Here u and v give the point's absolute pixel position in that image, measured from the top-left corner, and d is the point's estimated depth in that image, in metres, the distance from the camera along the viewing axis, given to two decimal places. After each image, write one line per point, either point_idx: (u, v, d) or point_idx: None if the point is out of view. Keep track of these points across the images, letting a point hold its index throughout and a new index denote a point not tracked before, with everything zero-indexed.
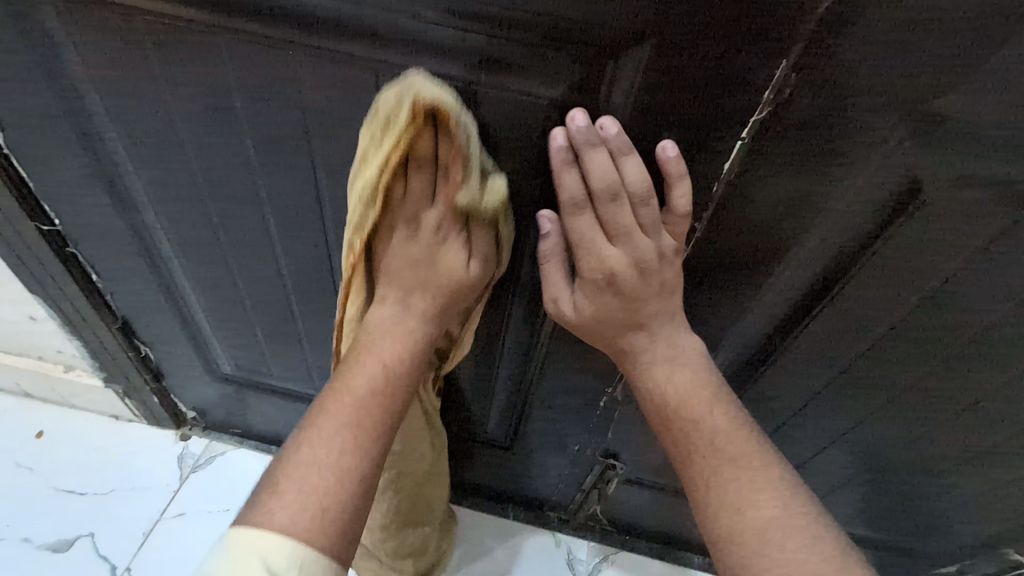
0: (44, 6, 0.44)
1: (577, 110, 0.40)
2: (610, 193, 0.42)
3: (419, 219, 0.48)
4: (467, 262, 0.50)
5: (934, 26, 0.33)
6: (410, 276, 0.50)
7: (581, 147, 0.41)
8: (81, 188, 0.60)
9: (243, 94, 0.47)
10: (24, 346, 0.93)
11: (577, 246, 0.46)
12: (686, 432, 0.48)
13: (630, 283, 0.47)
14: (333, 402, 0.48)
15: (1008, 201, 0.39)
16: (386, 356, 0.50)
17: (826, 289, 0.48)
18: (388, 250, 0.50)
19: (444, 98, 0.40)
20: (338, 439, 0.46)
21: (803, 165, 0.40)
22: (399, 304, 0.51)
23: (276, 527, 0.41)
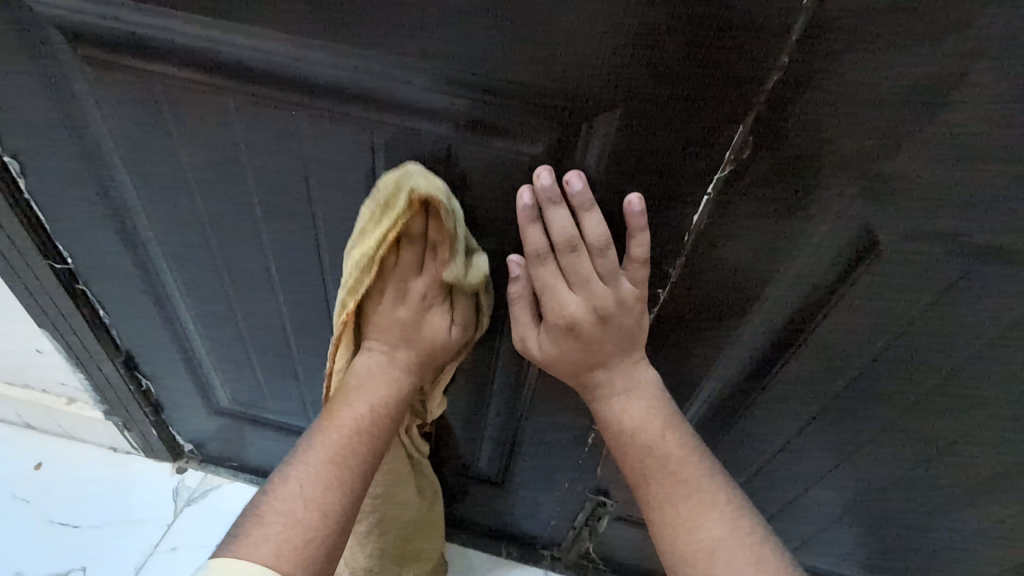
0: (72, 69, 0.48)
1: (543, 167, 0.43)
2: (569, 245, 0.45)
3: (406, 288, 0.51)
4: (450, 326, 0.54)
5: (873, 97, 0.36)
6: (397, 335, 0.53)
7: (543, 203, 0.44)
8: (95, 229, 0.63)
9: (249, 148, 0.51)
10: (28, 378, 0.95)
11: (541, 292, 0.49)
12: (642, 458, 0.52)
13: (589, 328, 0.49)
14: (320, 437, 0.51)
15: (959, 253, 0.42)
16: (374, 400, 0.53)
17: (799, 331, 0.51)
18: (376, 310, 0.53)
19: (443, 193, 0.44)
20: (322, 473, 0.49)
21: (766, 217, 0.43)
22: (387, 356, 0.54)
23: (260, 558, 0.44)
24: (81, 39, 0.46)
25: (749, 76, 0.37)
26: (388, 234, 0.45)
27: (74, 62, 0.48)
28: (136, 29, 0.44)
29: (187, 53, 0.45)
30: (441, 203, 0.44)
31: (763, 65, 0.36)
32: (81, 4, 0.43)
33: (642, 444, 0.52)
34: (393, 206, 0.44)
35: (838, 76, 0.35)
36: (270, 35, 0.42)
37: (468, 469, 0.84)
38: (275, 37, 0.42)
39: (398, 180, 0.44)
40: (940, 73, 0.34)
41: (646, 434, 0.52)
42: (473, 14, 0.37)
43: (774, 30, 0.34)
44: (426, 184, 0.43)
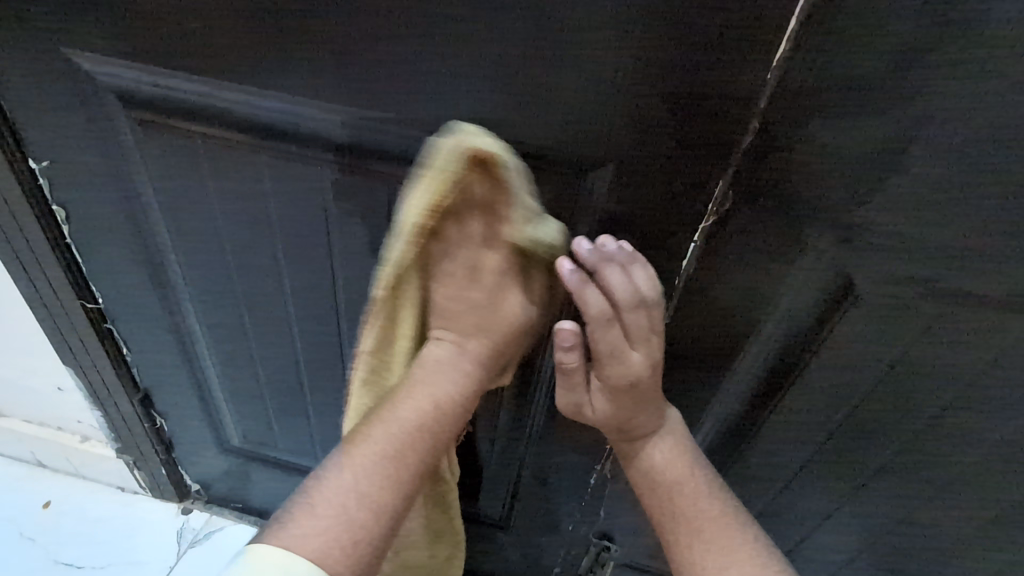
0: (124, 129, 0.54)
1: (580, 239, 0.47)
2: (630, 305, 0.47)
3: (477, 263, 0.51)
4: (524, 305, 0.53)
5: (840, 155, 0.40)
6: (466, 320, 0.53)
7: (596, 266, 0.46)
8: (127, 272, 0.68)
9: (276, 198, 0.56)
10: (46, 415, 0.98)
11: (606, 355, 0.51)
12: (672, 493, 0.54)
13: (648, 379, 0.51)
14: (379, 428, 0.50)
15: (929, 298, 0.45)
16: (439, 395, 0.52)
17: (788, 372, 0.53)
18: (443, 294, 0.52)
19: (507, 157, 0.43)
20: (378, 472, 0.49)
21: (752, 262, 0.47)
22: (457, 344, 0.53)
23: (308, 553, 0.44)
24: (135, 104, 0.52)
25: (726, 136, 0.41)
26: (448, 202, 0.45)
27: (127, 123, 0.54)
28: (184, 96, 0.50)
29: (227, 115, 0.50)
30: (500, 163, 0.42)
31: (738, 127, 0.40)
32: (139, 73, 0.49)
33: (671, 478, 0.54)
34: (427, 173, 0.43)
35: (804, 139, 0.40)
36: (303, 101, 0.48)
37: (472, 512, 0.84)
38: (306, 103, 0.48)
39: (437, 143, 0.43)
40: (892, 138, 0.38)
41: (675, 469, 0.54)
42: (481, 85, 0.42)
43: (746, 98, 0.39)
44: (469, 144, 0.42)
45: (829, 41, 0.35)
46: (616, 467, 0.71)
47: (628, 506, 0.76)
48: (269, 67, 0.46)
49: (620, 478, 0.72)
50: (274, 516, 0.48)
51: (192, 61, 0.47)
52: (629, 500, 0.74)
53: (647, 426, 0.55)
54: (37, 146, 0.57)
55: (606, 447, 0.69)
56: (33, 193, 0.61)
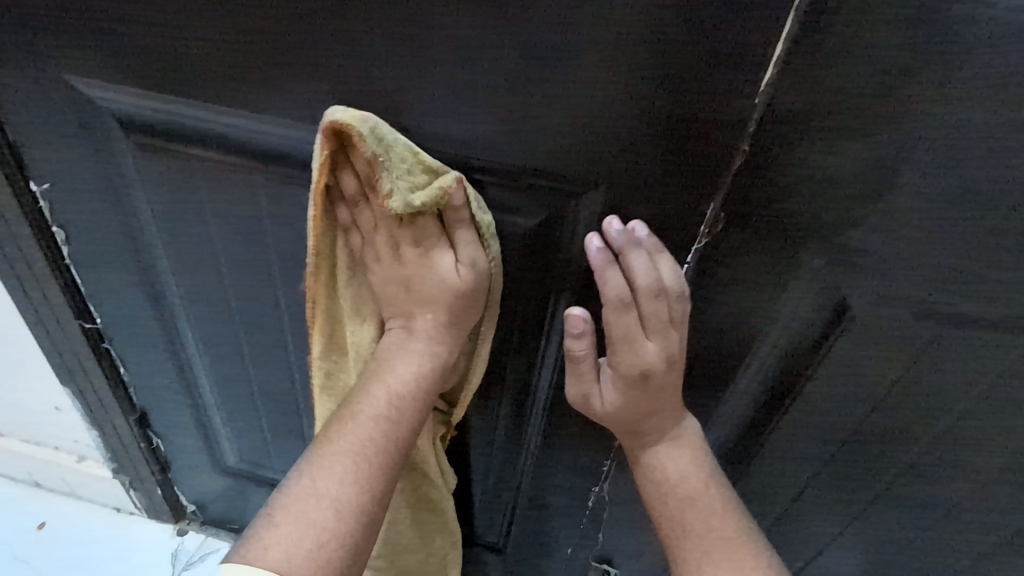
0: (124, 153, 0.55)
1: (611, 217, 0.44)
2: (651, 294, 0.44)
3: (394, 241, 0.49)
4: (455, 266, 0.49)
5: (830, 178, 0.40)
6: (403, 300, 0.51)
7: (623, 247, 0.44)
8: (125, 293, 0.68)
9: (272, 219, 0.56)
10: (43, 435, 0.98)
11: (619, 342, 0.47)
12: (684, 509, 0.52)
13: (660, 376, 0.48)
14: (336, 429, 0.49)
15: (926, 320, 0.44)
16: (393, 385, 0.50)
17: (786, 393, 0.52)
18: (377, 279, 0.51)
19: (361, 124, 0.41)
20: (337, 471, 0.46)
21: (747, 282, 0.46)
22: (406, 330, 0.52)
23: (268, 562, 0.41)
24: (135, 128, 0.53)
25: (716, 159, 0.41)
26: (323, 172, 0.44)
27: (126, 147, 0.54)
28: (182, 120, 0.51)
29: (224, 140, 0.51)
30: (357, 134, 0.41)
31: (728, 149, 0.41)
32: (138, 99, 0.50)
33: (683, 493, 0.52)
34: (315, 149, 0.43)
35: (794, 162, 0.40)
36: (300, 126, 0.48)
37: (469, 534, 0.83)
38: (302, 127, 0.48)
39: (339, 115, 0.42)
40: (881, 160, 0.38)
41: (689, 483, 0.52)
42: (473, 110, 0.43)
43: (735, 122, 0.39)
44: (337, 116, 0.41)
45: (816, 66, 0.36)
46: (614, 489, 0.69)
47: (627, 528, 0.74)
48: (266, 93, 0.47)
49: (620, 501, 0.71)
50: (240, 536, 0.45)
51: (190, 88, 0.48)
52: (628, 523, 0.73)
53: (656, 428, 0.53)
54: (39, 169, 0.58)
55: (604, 469, 0.68)
56: (34, 215, 0.61)
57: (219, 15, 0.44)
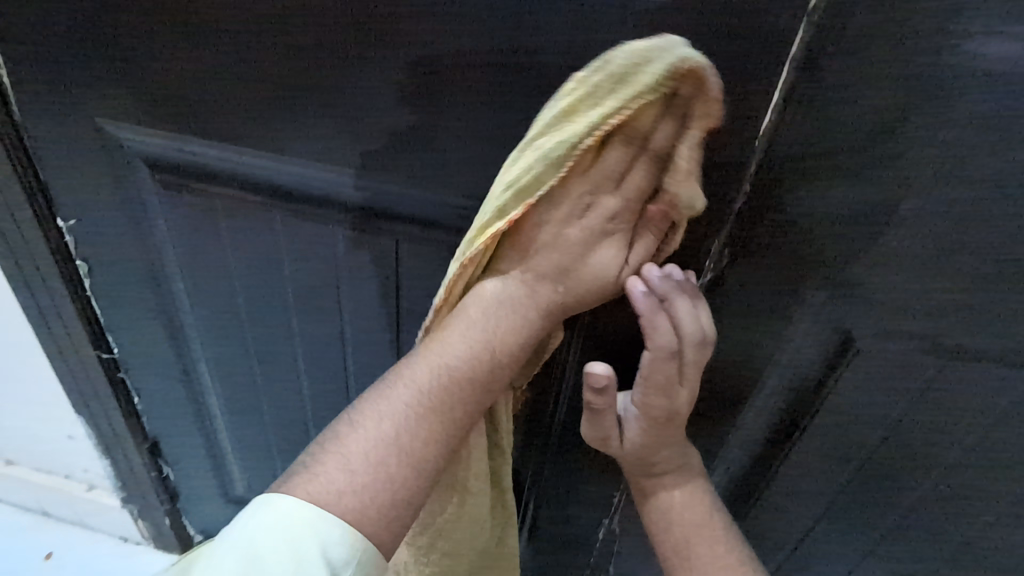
0: (149, 192, 0.57)
1: (647, 263, 0.44)
2: (694, 343, 0.44)
3: (590, 201, 0.40)
4: (623, 265, 0.43)
5: (833, 215, 0.41)
6: (549, 262, 0.42)
7: (668, 294, 0.43)
8: (143, 324, 0.70)
9: (289, 253, 0.58)
10: (55, 464, 0.98)
11: (654, 388, 0.46)
12: (688, 536, 0.51)
13: (684, 416, 0.49)
14: (426, 376, 0.41)
15: (931, 352, 0.45)
16: (496, 339, 0.42)
17: (796, 424, 0.52)
18: (532, 223, 0.41)
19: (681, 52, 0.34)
20: (424, 427, 0.40)
21: (753, 315, 0.47)
22: (529, 288, 0.43)
23: (342, 510, 0.37)
24: (160, 167, 0.55)
25: (720, 198, 0.43)
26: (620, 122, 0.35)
27: (151, 185, 0.57)
28: (206, 161, 0.53)
29: (245, 178, 0.53)
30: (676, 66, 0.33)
31: (731, 188, 0.42)
32: (165, 140, 0.53)
33: (685, 519, 0.52)
34: (631, 81, 0.34)
35: (795, 200, 0.41)
36: (317, 165, 0.50)
37: None
38: (319, 167, 0.51)
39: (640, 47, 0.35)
40: (878, 199, 0.39)
41: (691, 508, 0.52)
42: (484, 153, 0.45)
43: (738, 162, 0.41)
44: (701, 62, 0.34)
45: (811, 110, 0.37)
46: (624, 521, 0.69)
47: (638, 562, 0.73)
48: (288, 136, 0.49)
49: (630, 534, 0.70)
50: (295, 460, 0.41)
51: (214, 129, 0.51)
52: (639, 556, 0.72)
53: (670, 465, 0.52)
54: (67, 206, 0.60)
55: (614, 501, 0.67)
56: (59, 248, 0.64)
57: (244, 61, 0.46)
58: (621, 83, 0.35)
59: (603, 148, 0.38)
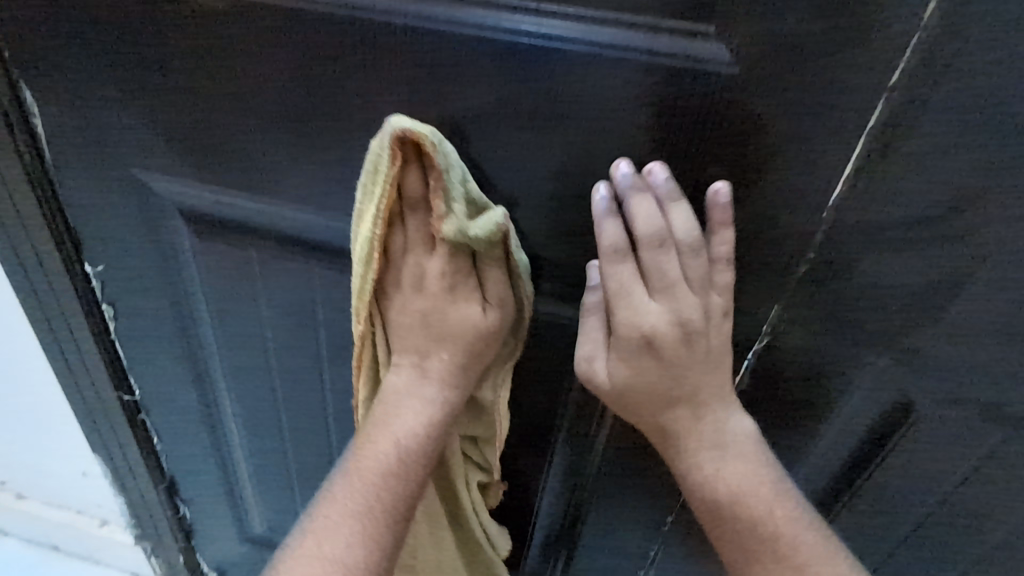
0: (182, 241, 0.57)
1: (622, 160, 0.39)
2: (654, 241, 0.39)
3: (422, 272, 0.44)
4: (482, 314, 0.45)
5: (899, 282, 0.40)
6: (421, 335, 0.46)
7: (628, 194, 0.39)
8: (167, 367, 0.69)
9: (325, 303, 0.57)
10: (67, 500, 0.97)
11: (616, 300, 0.41)
12: (743, 537, 0.44)
13: (673, 346, 0.41)
14: (340, 485, 0.45)
15: (995, 421, 0.43)
16: (399, 435, 0.46)
17: (850, 482, 0.51)
18: (397, 307, 0.46)
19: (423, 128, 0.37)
20: (343, 534, 0.43)
21: (811, 376, 0.46)
22: (417, 370, 0.47)
23: None
24: (196, 218, 0.54)
25: (781, 263, 0.42)
26: (387, 201, 0.39)
27: (185, 234, 0.56)
28: (244, 214, 0.52)
29: (282, 232, 0.53)
30: (420, 140, 0.36)
31: (793, 254, 0.41)
32: (202, 192, 0.52)
33: None
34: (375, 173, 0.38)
35: (859, 266, 0.40)
36: None
37: None
38: None
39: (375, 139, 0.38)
40: (947, 270, 0.38)
41: (751, 502, 0.43)
42: (534, 214, 0.45)
43: (801, 227, 0.40)
44: (405, 127, 0.36)
45: (881, 182, 0.37)
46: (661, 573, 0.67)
47: None
48: (331, 191, 0.49)
49: None
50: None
51: (254, 183, 0.50)
52: None
53: (686, 426, 0.45)
54: (98, 252, 0.59)
55: (651, 553, 0.65)
56: (86, 293, 0.63)
57: (288, 119, 0.46)
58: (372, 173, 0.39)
59: (401, 224, 0.42)
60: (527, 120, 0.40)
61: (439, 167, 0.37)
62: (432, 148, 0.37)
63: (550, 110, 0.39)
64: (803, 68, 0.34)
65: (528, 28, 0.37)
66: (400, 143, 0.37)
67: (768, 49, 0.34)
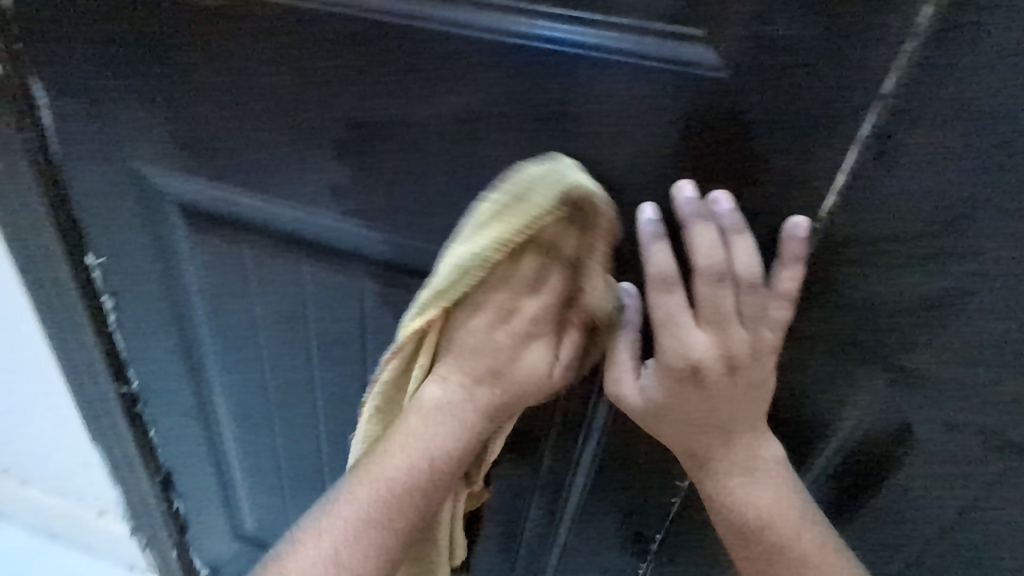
0: (179, 236, 0.57)
1: (684, 182, 0.38)
2: (712, 274, 0.37)
3: (512, 307, 0.42)
4: (552, 362, 0.44)
5: (894, 299, 0.38)
6: (483, 364, 0.44)
7: (690, 221, 0.37)
8: (164, 360, 0.69)
9: (316, 301, 0.57)
10: (67, 489, 0.98)
11: (660, 329, 0.40)
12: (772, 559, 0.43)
13: (717, 380, 0.40)
14: (362, 491, 0.44)
15: (994, 448, 0.42)
16: (434, 458, 0.44)
17: (844, 506, 0.49)
18: (463, 328, 0.43)
19: (551, 172, 0.37)
20: (360, 544, 0.43)
21: (802, 395, 0.44)
22: (468, 393, 0.44)
23: None
24: (193, 214, 0.55)
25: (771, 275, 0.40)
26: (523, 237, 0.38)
27: (182, 229, 0.57)
28: (239, 211, 0.53)
29: (275, 229, 0.53)
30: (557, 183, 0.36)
31: None
32: (199, 188, 0.53)
33: None
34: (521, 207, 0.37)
35: (852, 282, 0.39)
36: (350, 220, 0.50)
37: None
38: (352, 221, 0.50)
39: (528, 169, 0.38)
40: (942, 289, 0.37)
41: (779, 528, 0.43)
42: None
43: None
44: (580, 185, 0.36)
45: (874, 195, 0.35)
46: None
47: None
48: (322, 191, 0.49)
49: None
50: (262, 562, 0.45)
51: (249, 180, 0.51)
52: None
53: (721, 453, 0.43)
54: (99, 244, 0.60)
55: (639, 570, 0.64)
56: (87, 284, 0.64)
57: (282, 116, 0.46)
58: (515, 202, 0.37)
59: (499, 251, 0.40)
60: (514, 123, 0.40)
61: (605, 222, 0.37)
62: (564, 192, 0.36)
63: (537, 113, 0.39)
64: (792, 75, 0.33)
65: (515, 29, 0.37)
66: (570, 194, 0.36)
67: (758, 53, 0.33)
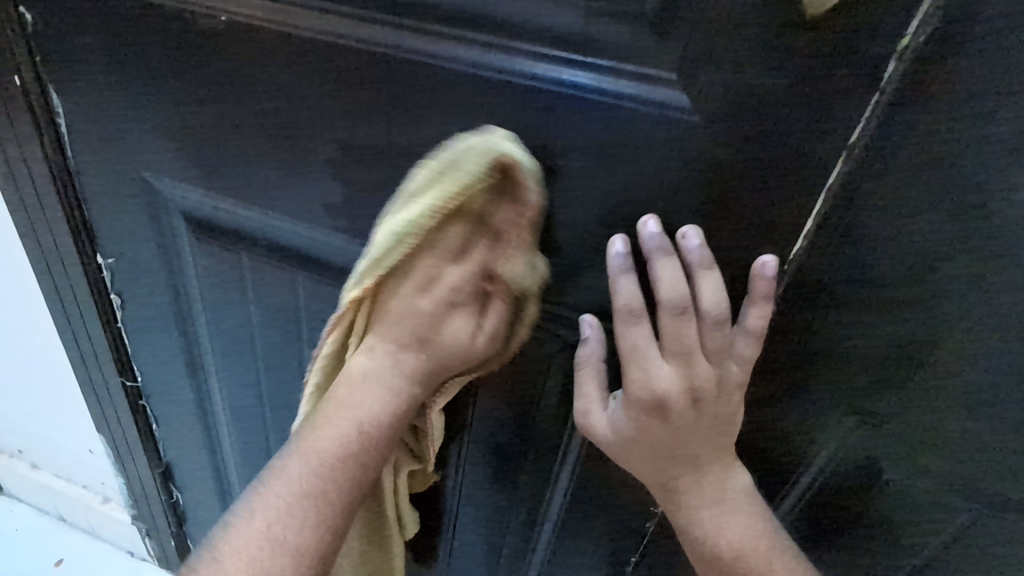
0: (183, 241, 0.59)
1: (650, 216, 0.38)
2: (677, 309, 0.38)
3: (435, 276, 0.43)
4: (475, 333, 0.45)
5: (863, 343, 0.39)
6: (407, 330, 0.45)
7: (655, 254, 0.38)
8: (167, 358, 0.72)
9: (309, 310, 0.59)
10: (74, 474, 1.01)
11: (627, 360, 0.41)
12: None
13: (684, 412, 0.41)
14: (295, 464, 0.43)
15: (963, 495, 0.42)
16: (365, 421, 0.44)
17: (816, 542, 0.49)
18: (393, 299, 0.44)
19: (487, 144, 0.37)
20: (296, 519, 0.42)
21: (774, 431, 0.45)
22: (392, 358, 0.45)
23: None
24: (196, 221, 0.57)
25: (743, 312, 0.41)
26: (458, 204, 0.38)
27: (186, 236, 0.59)
28: (238, 221, 0.55)
29: (272, 240, 0.55)
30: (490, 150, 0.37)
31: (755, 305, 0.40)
32: (202, 198, 0.55)
33: None
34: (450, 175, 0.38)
35: (822, 324, 0.39)
36: (342, 236, 0.51)
37: None
38: (344, 238, 0.51)
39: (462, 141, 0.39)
40: (911, 337, 0.37)
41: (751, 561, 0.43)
42: None
43: None
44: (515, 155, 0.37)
45: (843, 242, 0.36)
46: None
47: None
48: (315, 207, 0.51)
49: None
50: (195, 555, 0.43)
51: (248, 193, 0.53)
52: None
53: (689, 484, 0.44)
54: (108, 245, 0.63)
55: None
56: (96, 282, 0.66)
57: (280, 135, 0.48)
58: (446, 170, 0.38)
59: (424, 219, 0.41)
60: None
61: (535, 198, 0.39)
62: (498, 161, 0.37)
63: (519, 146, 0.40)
64: (762, 123, 0.34)
65: (498, 64, 0.38)
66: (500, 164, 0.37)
67: (730, 100, 0.34)
